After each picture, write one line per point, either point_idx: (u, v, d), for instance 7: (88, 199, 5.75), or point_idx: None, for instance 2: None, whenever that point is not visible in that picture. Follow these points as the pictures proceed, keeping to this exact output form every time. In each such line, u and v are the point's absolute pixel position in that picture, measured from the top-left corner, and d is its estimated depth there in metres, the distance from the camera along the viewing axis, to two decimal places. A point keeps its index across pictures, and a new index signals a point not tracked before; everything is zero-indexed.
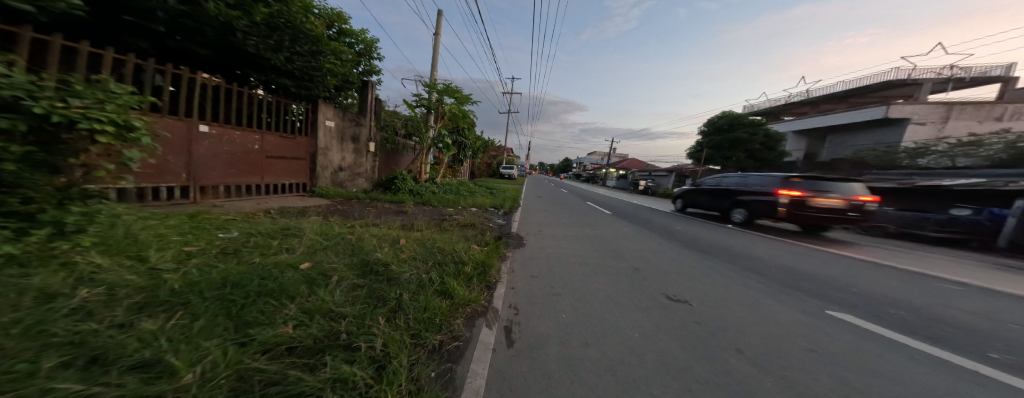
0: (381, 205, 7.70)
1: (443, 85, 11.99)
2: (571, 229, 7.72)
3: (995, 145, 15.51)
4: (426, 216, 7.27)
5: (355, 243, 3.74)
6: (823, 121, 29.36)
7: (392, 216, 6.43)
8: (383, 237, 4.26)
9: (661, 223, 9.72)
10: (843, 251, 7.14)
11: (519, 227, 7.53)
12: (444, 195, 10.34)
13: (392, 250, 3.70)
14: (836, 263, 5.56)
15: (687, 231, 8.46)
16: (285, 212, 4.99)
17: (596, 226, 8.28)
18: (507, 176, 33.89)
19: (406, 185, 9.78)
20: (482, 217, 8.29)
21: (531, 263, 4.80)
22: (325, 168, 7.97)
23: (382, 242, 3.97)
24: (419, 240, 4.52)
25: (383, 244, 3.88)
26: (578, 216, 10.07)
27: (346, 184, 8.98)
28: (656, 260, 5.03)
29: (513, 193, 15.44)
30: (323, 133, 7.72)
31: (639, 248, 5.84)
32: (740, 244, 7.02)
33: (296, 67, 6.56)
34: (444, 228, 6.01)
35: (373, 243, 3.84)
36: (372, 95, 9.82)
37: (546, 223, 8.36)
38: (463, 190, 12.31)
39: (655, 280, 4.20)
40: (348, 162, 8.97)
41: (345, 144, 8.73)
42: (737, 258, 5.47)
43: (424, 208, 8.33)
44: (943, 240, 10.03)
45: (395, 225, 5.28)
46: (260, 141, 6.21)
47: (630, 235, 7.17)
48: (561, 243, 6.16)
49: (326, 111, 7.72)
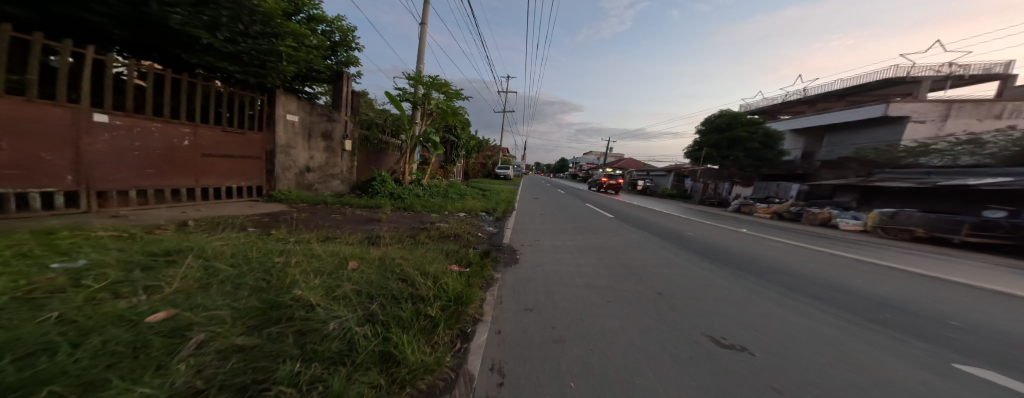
0: (351, 211, 6.60)
1: (429, 79, 10.90)
2: (572, 237, 6.67)
3: (1002, 142, 14.86)
4: (403, 225, 6.18)
5: (276, 268, 2.68)
6: (822, 119, 28.71)
7: (359, 226, 5.36)
8: (322, 256, 3.18)
9: (670, 228, 8.75)
10: (882, 260, 6.19)
11: (512, 236, 6.52)
12: (429, 199, 9.29)
13: (323, 280, 2.63)
14: (893, 279, 4.60)
15: (699, 236, 7.46)
16: (212, 223, 3.93)
17: (601, 234, 7.24)
18: (503, 176, 32.57)
19: (385, 188, 8.71)
20: (470, 224, 7.21)
21: (526, 289, 3.75)
22: (285, 169, 6.90)
23: (314, 266, 2.88)
24: (372, 260, 3.45)
25: (319, 269, 2.84)
26: (578, 221, 9.02)
27: (317, 187, 7.91)
28: (683, 281, 3.99)
29: (508, 195, 14.39)
30: (282, 127, 6.66)
31: (657, 263, 4.81)
32: (768, 252, 6.02)
33: (241, 49, 5.39)
34: (420, 240, 4.93)
35: (305, 267, 2.81)
36: (348, 88, 8.80)
37: (544, 231, 7.28)
38: (452, 192, 11.23)
39: (690, 311, 3.17)
40: (319, 161, 7.90)
41: (316, 140, 7.65)
42: (777, 274, 4.47)
43: (402, 214, 7.23)
44: (976, 244, 9.13)
45: (354, 238, 4.21)
46: (192, 136, 5.18)
47: (642, 245, 6.12)
48: (562, 258, 5.10)
49: (286, 102, 6.67)
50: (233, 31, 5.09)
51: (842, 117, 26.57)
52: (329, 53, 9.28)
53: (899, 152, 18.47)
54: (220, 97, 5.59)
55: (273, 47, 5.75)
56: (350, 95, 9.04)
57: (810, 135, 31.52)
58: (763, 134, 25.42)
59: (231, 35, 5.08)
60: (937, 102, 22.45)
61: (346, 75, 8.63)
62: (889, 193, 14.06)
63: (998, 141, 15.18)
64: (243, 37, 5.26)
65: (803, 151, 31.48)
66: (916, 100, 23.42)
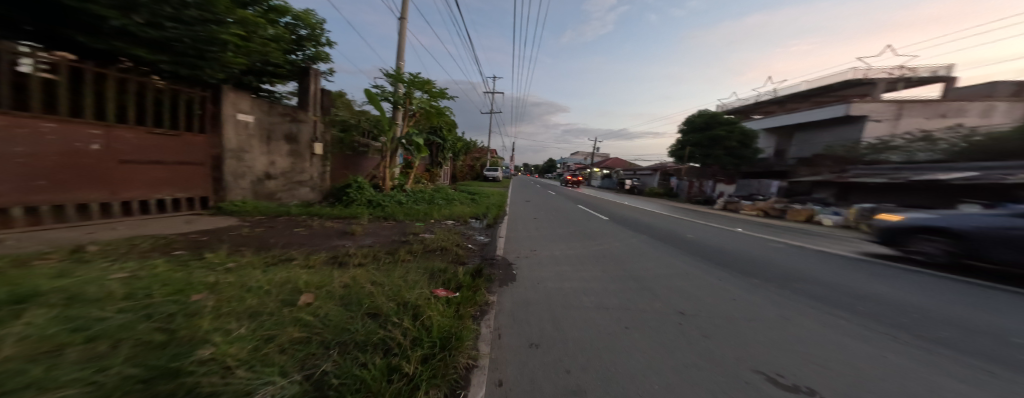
0: (318, 223, 5.72)
1: (410, 77, 10.09)
2: (571, 246, 6.12)
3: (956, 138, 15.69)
4: (382, 238, 5.38)
5: (183, 313, 1.94)
6: (790, 118, 29.75)
7: (326, 242, 4.56)
8: (258, 289, 2.43)
9: (668, 229, 8.38)
10: (887, 257, 5.99)
11: (506, 247, 5.93)
12: (413, 206, 8.50)
13: (252, 327, 1.90)
14: (916, 279, 4.28)
15: (698, 238, 7.11)
16: (124, 248, 3.11)
17: (599, 240, 6.76)
18: (491, 178, 32.02)
19: (362, 195, 7.85)
20: (459, 234, 6.49)
21: (528, 317, 3.13)
22: (237, 177, 5.95)
23: (244, 305, 2.14)
24: (330, 289, 2.72)
25: (252, 309, 2.12)
26: (573, 225, 8.52)
27: (281, 196, 7.00)
28: (706, 299, 3.48)
29: (497, 199, 13.74)
30: (232, 128, 5.72)
31: (669, 274, 4.34)
32: (775, 254, 5.69)
33: (171, 37, 4.29)
34: (399, 258, 4.19)
35: (230, 309, 2.07)
36: (317, 86, 7.92)
37: (540, 239, 6.72)
38: (438, 197, 10.46)
39: (727, 339, 2.64)
40: (282, 167, 6.98)
41: (276, 144, 6.73)
42: (797, 282, 4.06)
43: (380, 225, 6.40)
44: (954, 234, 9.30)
45: (312, 260, 3.44)
46: (104, 138, 4.21)
47: (646, 251, 5.66)
48: (563, 272, 4.55)
49: (236, 99, 5.73)
50: (156, 14, 3.98)
51: (809, 116, 27.65)
52: (294, 47, 8.32)
53: (863, 149, 19.27)
54: (145, 91, 4.62)
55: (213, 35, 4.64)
56: (319, 94, 8.16)
57: (781, 133, 32.66)
58: (741, 132, 26.06)
59: (154, 18, 4.00)
60: (894, 102, 23.78)
61: (314, 72, 7.74)
62: (865, 189, 14.33)
63: (951, 138, 16.13)
64: (172, 22, 4.16)
65: (776, 149, 32.67)
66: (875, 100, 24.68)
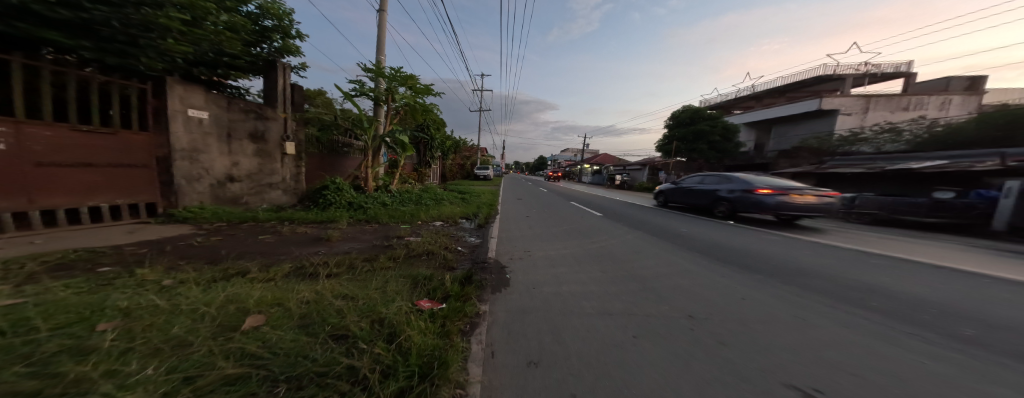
0: (288, 229, 5.11)
1: (391, 71, 9.39)
2: (567, 246, 5.81)
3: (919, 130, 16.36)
4: (362, 243, 4.90)
5: (73, 348, 1.51)
6: (767, 113, 30.44)
7: (296, 251, 4.09)
8: (186, 311, 1.98)
9: (662, 224, 8.22)
10: (882, 244, 5.91)
11: (499, 248, 5.57)
12: (398, 207, 7.96)
13: (159, 367, 1.45)
14: (914, 267, 4.18)
15: (692, 232, 6.98)
16: (33, 267, 2.63)
17: (596, 238, 6.49)
18: (482, 177, 31.57)
19: (341, 197, 7.11)
20: (449, 237, 6.02)
21: (525, 329, 2.78)
22: (190, 180, 5.35)
23: (158, 335, 1.68)
24: (285, 305, 2.29)
25: (168, 337, 1.69)
26: (567, 223, 8.26)
27: (247, 200, 6.42)
28: (713, 298, 3.23)
29: (489, 198, 13.30)
30: (181, 125, 5.11)
31: (670, 272, 4.10)
32: (772, 245, 5.56)
33: (92, 19, 3.79)
34: (379, 265, 3.76)
35: (138, 339, 1.64)
36: (286, 81, 7.34)
37: (535, 238, 6.40)
38: (426, 197, 9.92)
39: (744, 346, 2.38)
40: (247, 169, 6.41)
41: (237, 143, 6.14)
42: (802, 274, 3.88)
43: (360, 228, 5.84)
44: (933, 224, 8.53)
45: (271, 272, 3.00)
46: (15, 137, 3.61)
47: (644, 248, 5.44)
48: (561, 275, 4.23)
49: (184, 92, 5.09)
50: None
51: (784, 111, 28.39)
52: (261, 39, 7.71)
53: (837, 141, 19.85)
54: (67, 81, 4.01)
55: (145, 19, 4.15)
56: (289, 90, 7.58)
57: (759, 128, 33.44)
58: (722, 127, 26.58)
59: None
60: (862, 96, 24.68)
61: (282, 66, 7.16)
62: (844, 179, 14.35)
63: (913, 130, 16.97)
64: (91, 2, 3.64)
65: (756, 142, 33.46)
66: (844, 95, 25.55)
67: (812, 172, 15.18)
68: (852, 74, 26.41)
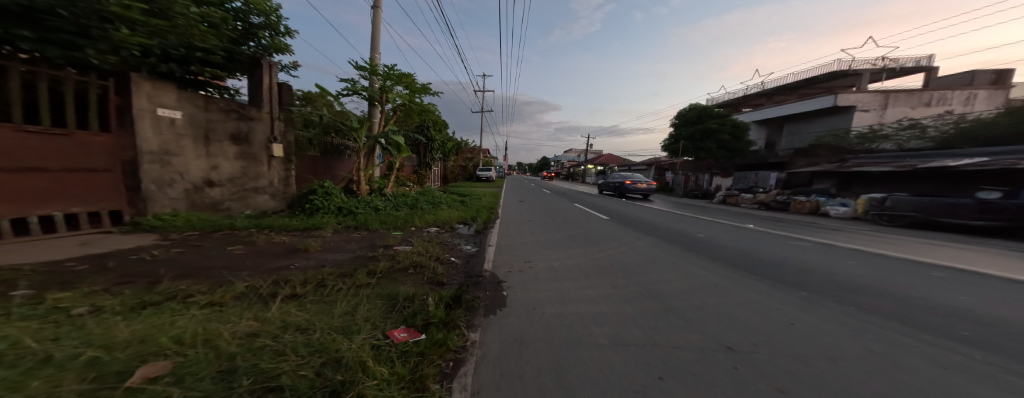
0: (264, 239, 4.57)
1: (385, 69, 8.79)
2: (573, 255, 5.22)
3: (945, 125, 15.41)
4: (345, 254, 4.39)
5: None
6: (776, 110, 29.42)
7: (265, 265, 3.59)
8: (58, 361, 1.46)
9: (675, 228, 7.59)
10: (932, 251, 5.21)
11: (497, 258, 5.04)
12: (392, 211, 7.50)
13: None
14: (992, 280, 3.49)
15: (710, 237, 6.34)
16: None
17: (603, 245, 5.89)
18: (484, 179, 31.12)
19: (330, 202, 6.68)
20: (442, 246, 5.49)
21: (522, 368, 2.21)
22: (161, 186, 4.92)
23: None
24: (208, 344, 1.77)
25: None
26: (572, 228, 7.67)
27: (229, 206, 5.99)
28: (754, 323, 2.63)
29: (490, 200, 12.80)
30: (150, 125, 4.70)
31: (694, 288, 3.50)
32: (806, 253, 4.90)
33: (34, 7, 3.61)
34: (355, 283, 3.25)
35: None
36: (273, 80, 6.94)
37: (537, 246, 5.84)
38: (423, 200, 9.46)
39: (815, 395, 1.77)
40: (229, 172, 5.98)
41: (216, 145, 5.72)
42: (855, 290, 3.24)
43: (346, 236, 5.34)
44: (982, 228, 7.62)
45: (218, 296, 2.50)
46: None
47: (660, 258, 4.82)
48: (564, 292, 3.67)
49: (153, 90, 4.71)
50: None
51: (796, 108, 27.37)
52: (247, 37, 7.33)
53: (854, 138, 18.92)
54: (9, 77, 3.59)
55: (92, 5, 3.76)
56: (277, 89, 7.18)
57: (769, 126, 32.39)
58: (731, 125, 25.72)
59: None
60: (879, 91, 23.62)
61: (268, 64, 6.77)
62: (867, 177, 13.45)
63: (940, 126, 16.03)
64: None
65: (766, 141, 32.41)
66: (859, 90, 24.50)
67: (832, 171, 14.32)
68: (868, 69, 25.32)
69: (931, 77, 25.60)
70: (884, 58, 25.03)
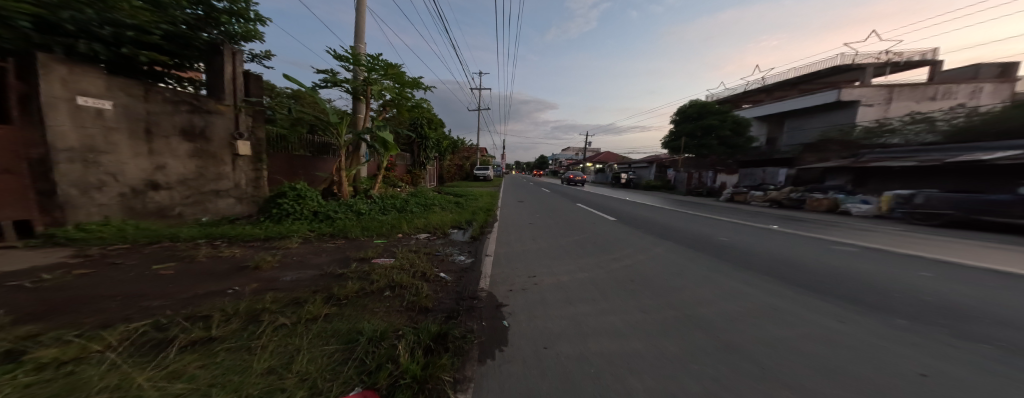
0: (207, 253, 3.71)
1: (371, 60, 7.84)
2: (584, 268, 4.44)
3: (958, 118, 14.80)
4: (308, 270, 3.56)
5: None
6: (777, 106, 28.81)
7: (192, 290, 2.75)
8: None
9: (693, 231, 6.80)
10: (1004, 257, 4.44)
11: (495, 273, 4.22)
12: (377, 215, 6.65)
13: None
14: None
15: (734, 241, 5.62)
16: None
17: (618, 254, 5.10)
18: (482, 178, 30.30)
19: (304, 205, 5.74)
20: (430, 257, 4.68)
21: None
22: (85, 190, 4.08)
23: None
24: None
25: None
26: (578, 232, 6.90)
27: (181, 212, 5.15)
28: (864, 369, 1.83)
29: (488, 201, 11.95)
30: (65, 117, 3.86)
31: (748, 315, 2.72)
32: (862, 262, 4.13)
33: None
34: (305, 316, 2.42)
35: None
36: (237, 70, 6.11)
37: (542, 256, 5.07)
38: (415, 202, 8.59)
39: None
40: (180, 173, 5.13)
41: (161, 141, 4.87)
42: (968, 317, 2.44)
43: (317, 246, 4.50)
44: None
45: (75, 350, 1.66)
46: None
47: (688, 270, 4.05)
48: (582, 322, 2.86)
49: (70, 75, 3.88)
50: None
51: (798, 104, 26.74)
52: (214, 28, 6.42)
53: (861, 133, 18.32)
54: None
55: None
56: (242, 80, 6.34)
57: (771, 122, 31.82)
58: (732, 121, 25.09)
59: None
60: (883, 86, 23.05)
61: (230, 51, 5.94)
62: (885, 173, 12.78)
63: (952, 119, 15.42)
64: None
65: (767, 137, 31.84)
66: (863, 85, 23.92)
67: (846, 166, 13.61)
68: (871, 63, 24.69)
69: (936, 71, 25.01)
70: (888, 52, 24.44)
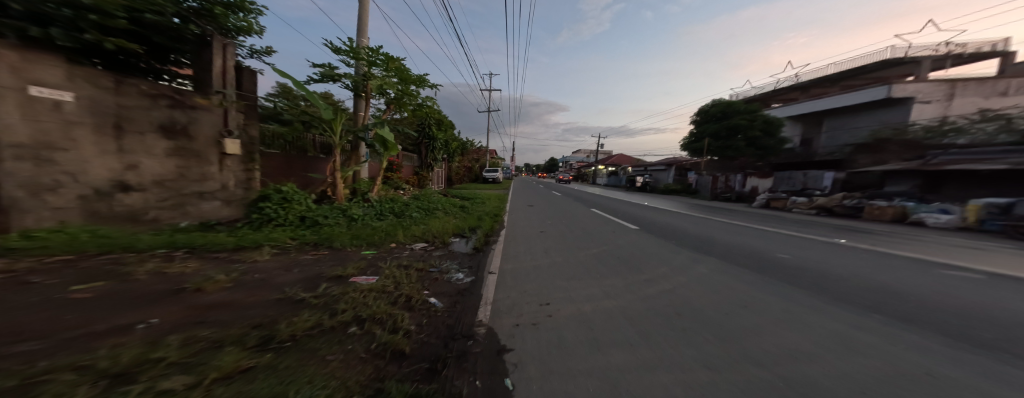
0: (152, 268, 3.07)
1: (371, 52, 7.34)
2: (610, 293, 3.53)
3: None
4: (264, 295, 2.85)
5: None
6: (815, 104, 26.48)
7: (88, 325, 2.07)
8: None
9: (739, 243, 5.71)
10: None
11: (497, 299, 3.38)
12: (371, 221, 6.01)
13: None
14: None
15: (795, 258, 4.54)
16: None
17: (651, 273, 4.14)
18: (493, 180, 29.49)
19: (288, 209, 5.15)
20: (420, 276, 3.89)
21: None
22: (36, 191, 3.59)
23: None
24: None
25: None
26: (598, 244, 5.96)
27: (156, 216, 4.65)
28: None
29: (497, 205, 11.18)
30: (14, 109, 3.39)
31: (893, 387, 1.73)
32: (1003, 296, 3.00)
33: None
34: (214, 373, 1.65)
35: None
36: (229, 63, 5.67)
37: (555, 276, 4.17)
38: (417, 207, 7.96)
39: None
40: (157, 173, 4.65)
41: (134, 138, 4.39)
42: None
43: (291, 259, 3.83)
44: None
45: None
46: None
47: (753, 300, 3.05)
48: (620, 384, 1.94)
49: (21, 61, 3.42)
50: None
51: (839, 101, 24.45)
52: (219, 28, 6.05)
53: (919, 131, 16.27)
54: None
55: None
56: (234, 74, 5.89)
57: (806, 122, 29.43)
58: (763, 121, 23.16)
59: None
60: (943, 80, 20.58)
61: (220, 44, 5.49)
62: (964, 177, 10.90)
63: None
64: None
65: (802, 138, 29.43)
66: (916, 80, 21.50)
67: (915, 169, 11.76)
68: (927, 55, 22.15)
69: (1006, 63, 22.12)
70: (947, 43, 21.86)
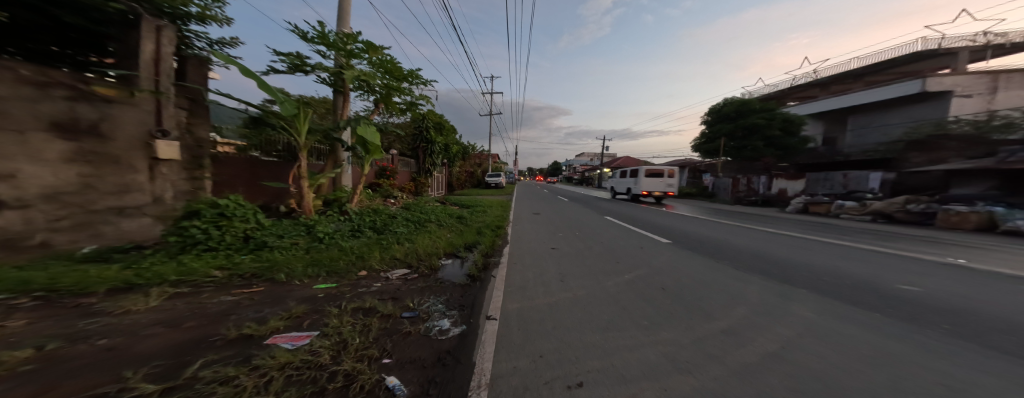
0: None
1: (349, 39, 6.39)
2: (680, 362, 2.19)
3: None
4: (73, 389, 1.53)
5: None
6: (839, 101, 24.79)
7: None
8: None
9: (820, 263, 4.30)
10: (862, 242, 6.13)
11: (496, 378, 2.05)
12: (342, 239, 4.79)
13: None
14: None
15: (933, 295, 3.13)
16: None
17: (725, 317, 2.81)
18: (496, 185, 28.20)
19: (224, 227, 3.91)
20: (382, 330, 2.59)
21: None
22: None
23: None
24: None
25: None
26: (629, 266, 4.61)
27: (46, 240, 3.45)
28: None
29: (501, 215, 9.91)
30: None
31: None
32: None
33: None
34: None
35: None
36: (167, 51, 4.61)
37: (585, 324, 2.85)
38: (405, 218, 6.74)
39: None
40: (49, 183, 3.47)
41: (11, 137, 3.24)
42: None
43: (191, 306, 2.53)
44: None
45: None
46: None
47: (971, 393, 1.65)
48: None
49: None
50: None
51: (867, 98, 22.82)
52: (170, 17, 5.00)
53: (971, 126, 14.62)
54: None
55: None
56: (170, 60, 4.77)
57: (828, 120, 27.73)
58: (782, 120, 21.65)
59: None
60: (985, 71, 18.89)
61: (153, 26, 4.44)
62: None
63: None
64: None
65: (824, 137, 27.75)
66: (955, 72, 19.82)
67: (987, 167, 10.09)
68: (965, 46, 20.50)
69: None
70: (986, 32, 20.17)
